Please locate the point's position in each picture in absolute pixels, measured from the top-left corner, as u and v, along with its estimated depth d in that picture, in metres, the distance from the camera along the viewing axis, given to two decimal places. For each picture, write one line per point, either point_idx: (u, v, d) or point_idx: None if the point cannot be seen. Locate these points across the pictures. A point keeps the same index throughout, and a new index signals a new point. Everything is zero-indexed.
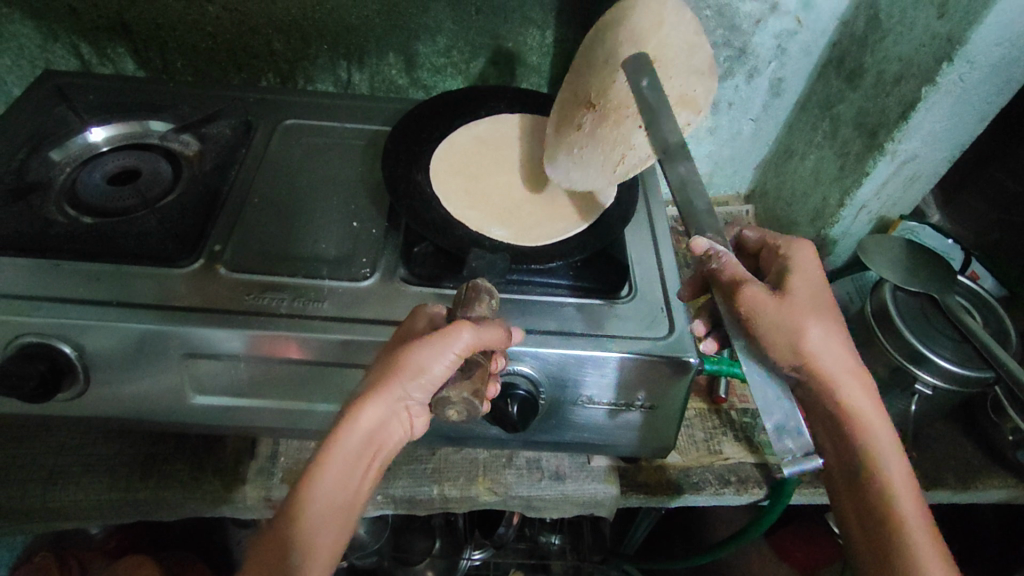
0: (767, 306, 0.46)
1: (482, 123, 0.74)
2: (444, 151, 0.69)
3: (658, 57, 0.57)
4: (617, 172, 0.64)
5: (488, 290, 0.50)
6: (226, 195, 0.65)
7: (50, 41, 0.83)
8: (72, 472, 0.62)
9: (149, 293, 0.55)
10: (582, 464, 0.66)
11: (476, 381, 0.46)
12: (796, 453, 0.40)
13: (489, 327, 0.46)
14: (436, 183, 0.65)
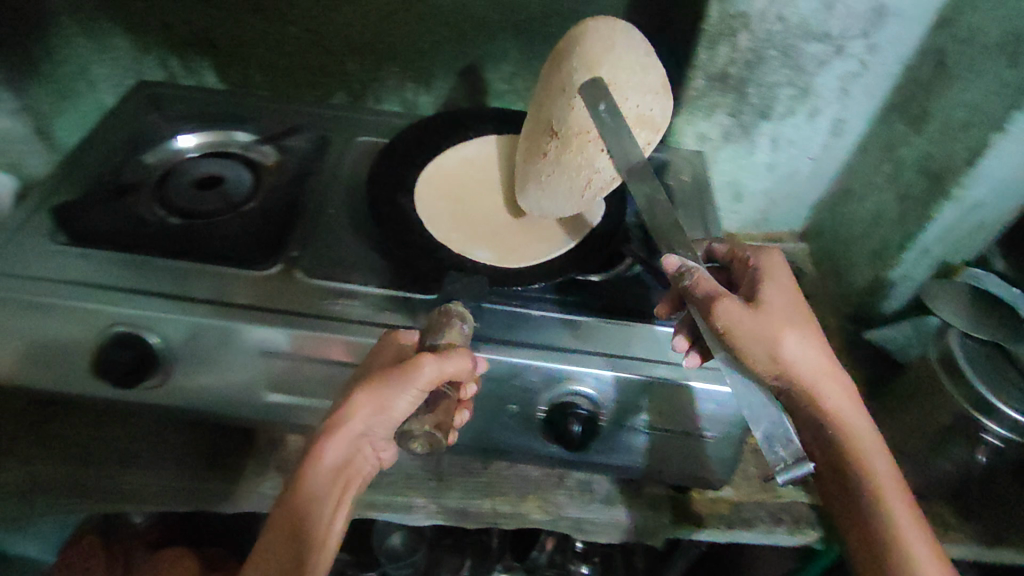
0: (745, 319, 0.49)
1: (471, 145, 0.74)
2: (429, 174, 0.70)
3: (613, 82, 0.58)
4: (584, 199, 0.62)
5: (460, 314, 0.54)
6: (303, 204, 0.68)
7: (142, 54, 0.88)
8: (141, 458, 0.65)
9: (232, 293, 0.58)
10: (633, 490, 0.67)
11: (439, 414, 0.49)
12: (788, 461, 0.46)
13: (453, 357, 0.50)
14: (422, 207, 0.66)
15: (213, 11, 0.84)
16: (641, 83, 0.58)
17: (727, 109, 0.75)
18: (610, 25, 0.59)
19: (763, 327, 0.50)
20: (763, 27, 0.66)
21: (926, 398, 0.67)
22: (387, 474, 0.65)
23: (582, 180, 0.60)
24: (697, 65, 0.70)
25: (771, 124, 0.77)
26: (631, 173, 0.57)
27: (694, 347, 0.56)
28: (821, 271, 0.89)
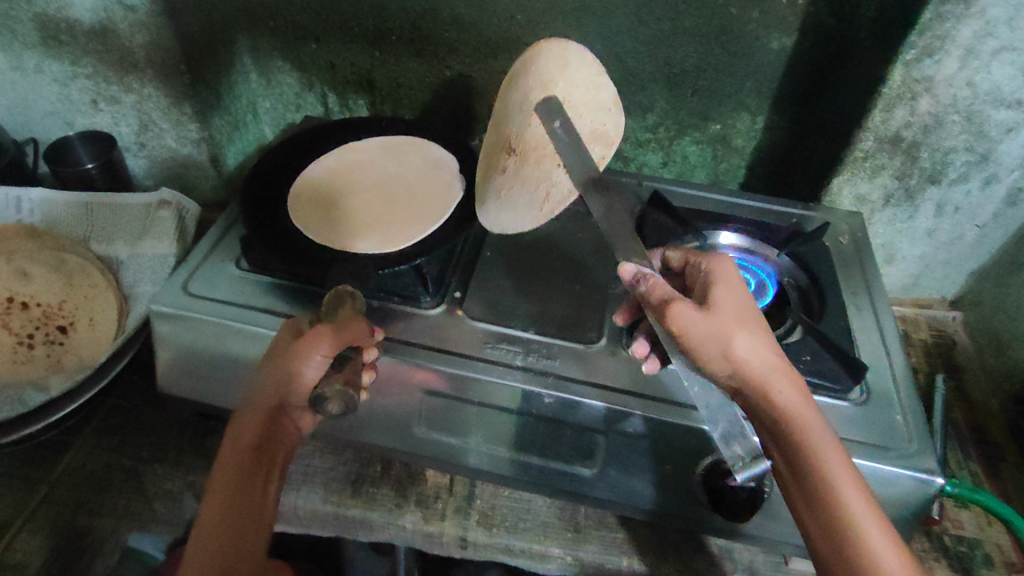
0: (688, 317, 0.48)
1: (332, 154, 0.77)
2: (300, 183, 0.73)
3: (568, 100, 0.66)
4: (544, 210, 0.70)
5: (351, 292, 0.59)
6: (462, 245, 0.70)
7: (306, 90, 0.95)
8: (292, 478, 0.67)
9: (403, 330, 0.61)
10: (777, 562, 0.63)
11: (346, 373, 0.53)
12: (744, 458, 0.50)
13: (348, 322, 0.56)
14: (296, 216, 0.68)
15: (377, 53, 0.89)
16: (588, 100, 0.67)
17: (894, 172, 0.73)
18: (564, 43, 0.66)
19: (715, 325, 0.48)
20: (948, 93, 0.65)
21: None
22: (524, 518, 0.65)
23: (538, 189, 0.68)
24: (869, 128, 0.69)
25: (939, 189, 0.74)
26: (588, 186, 0.57)
27: (654, 350, 0.59)
28: (975, 342, 0.84)
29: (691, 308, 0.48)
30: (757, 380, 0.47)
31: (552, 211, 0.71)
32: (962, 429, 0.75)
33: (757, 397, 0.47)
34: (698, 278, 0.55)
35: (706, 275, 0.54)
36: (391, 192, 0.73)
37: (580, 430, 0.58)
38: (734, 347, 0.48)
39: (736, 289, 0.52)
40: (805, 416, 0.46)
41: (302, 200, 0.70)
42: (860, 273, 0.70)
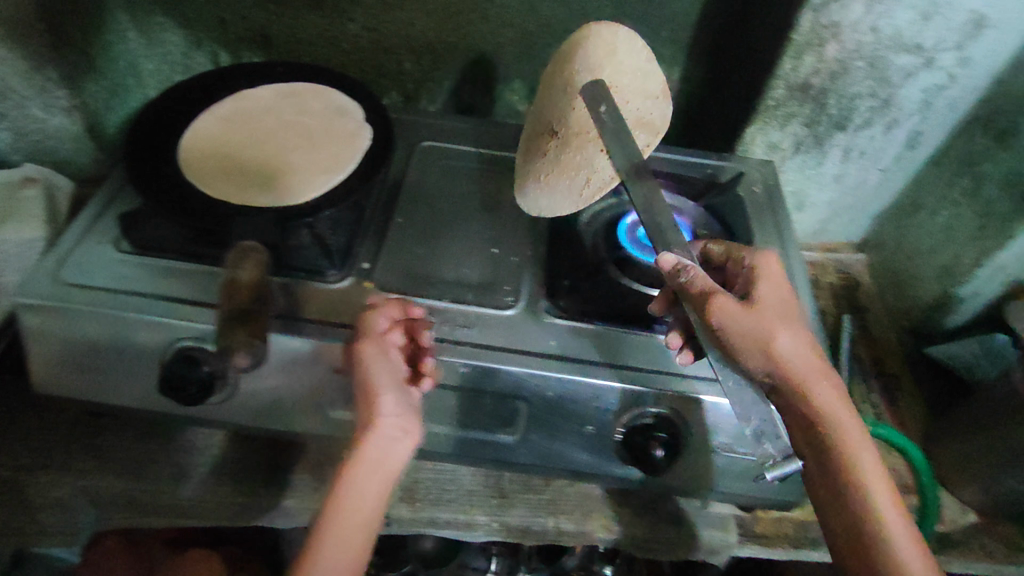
0: (737, 316, 0.47)
1: (224, 103, 0.70)
2: (191, 136, 0.66)
3: (614, 85, 0.62)
4: (583, 196, 0.65)
5: (256, 245, 0.50)
6: (369, 212, 0.66)
7: (194, 48, 0.86)
8: (199, 473, 0.64)
9: (309, 307, 0.57)
10: (697, 507, 0.66)
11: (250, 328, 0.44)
12: (777, 457, 0.48)
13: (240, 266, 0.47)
14: (187, 172, 0.63)
15: (270, 6, 0.81)
16: (638, 86, 0.64)
17: (803, 119, 0.73)
18: (613, 27, 0.63)
19: (761, 327, 0.48)
20: (854, 38, 0.64)
21: (1003, 423, 0.63)
22: (448, 489, 0.66)
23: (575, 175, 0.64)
24: (780, 76, 0.68)
25: (846, 135, 0.75)
26: (632, 173, 0.53)
27: (688, 343, 0.56)
28: (877, 282, 0.88)
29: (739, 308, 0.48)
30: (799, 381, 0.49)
31: (592, 198, 0.66)
32: (865, 365, 0.80)
33: (794, 396, 0.49)
34: (742, 273, 0.56)
35: (751, 273, 0.55)
36: (288, 142, 0.68)
37: (501, 398, 0.56)
38: (779, 351, 0.48)
39: (780, 289, 0.53)
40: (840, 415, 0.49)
41: (194, 153, 0.64)
42: (771, 218, 0.71)
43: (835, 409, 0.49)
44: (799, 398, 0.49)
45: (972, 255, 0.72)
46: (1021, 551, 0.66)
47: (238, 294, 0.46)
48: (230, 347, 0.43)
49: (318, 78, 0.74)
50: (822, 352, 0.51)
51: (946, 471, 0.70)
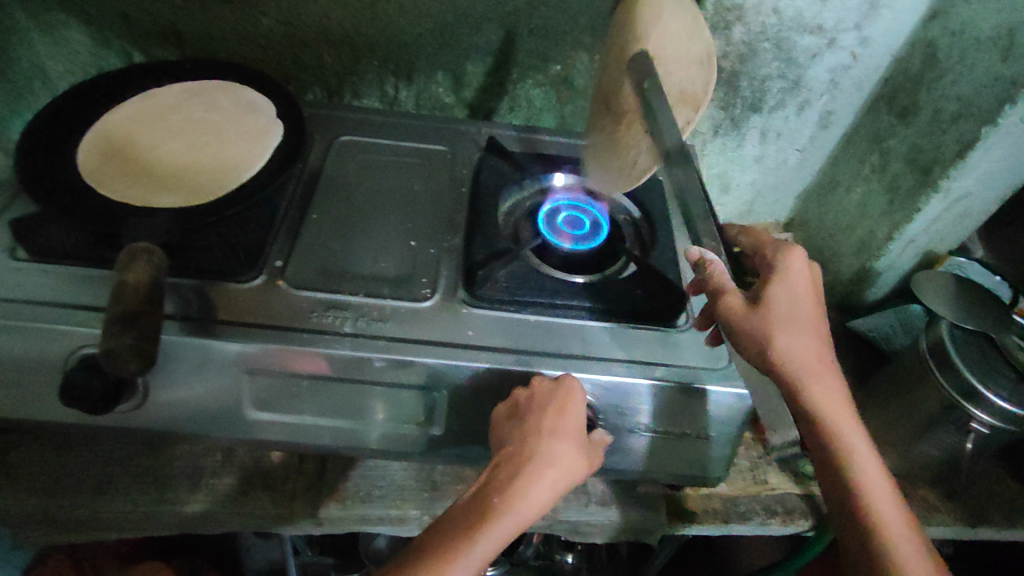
0: (735, 313, 0.50)
1: (128, 103, 0.68)
2: (91, 138, 0.63)
3: (658, 58, 0.66)
4: (628, 176, 0.68)
5: (149, 248, 0.48)
6: (283, 210, 0.65)
7: (104, 48, 0.83)
8: (118, 486, 0.62)
9: (218, 309, 0.55)
10: (627, 489, 0.67)
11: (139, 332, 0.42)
12: (732, 401, 0.55)
13: (130, 269, 0.45)
14: (86, 173, 0.60)
15: (180, 3, 0.79)
16: (682, 63, 0.64)
17: (719, 102, 0.75)
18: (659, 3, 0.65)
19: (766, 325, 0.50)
20: (757, 20, 0.66)
21: (910, 387, 0.66)
22: (379, 485, 0.65)
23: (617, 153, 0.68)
24: None
25: (761, 117, 0.77)
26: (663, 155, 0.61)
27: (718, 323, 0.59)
28: None
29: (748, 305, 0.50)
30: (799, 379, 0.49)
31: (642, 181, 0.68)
32: None
33: (790, 399, 0.50)
34: (763, 267, 0.55)
35: (768, 267, 0.54)
36: (195, 142, 0.66)
37: (420, 390, 0.56)
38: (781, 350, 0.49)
39: (795, 286, 0.52)
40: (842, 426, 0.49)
41: (94, 154, 0.62)
42: (689, 200, 0.72)
43: (835, 412, 0.49)
44: (797, 399, 0.49)
45: (885, 228, 0.74)
46: (939, 512, 0.68)
47: (125, 293, 0.44)
48: (110, 351, 0.41)
49: (232, 76, 0.73)
50: (830, 354, 0.50)
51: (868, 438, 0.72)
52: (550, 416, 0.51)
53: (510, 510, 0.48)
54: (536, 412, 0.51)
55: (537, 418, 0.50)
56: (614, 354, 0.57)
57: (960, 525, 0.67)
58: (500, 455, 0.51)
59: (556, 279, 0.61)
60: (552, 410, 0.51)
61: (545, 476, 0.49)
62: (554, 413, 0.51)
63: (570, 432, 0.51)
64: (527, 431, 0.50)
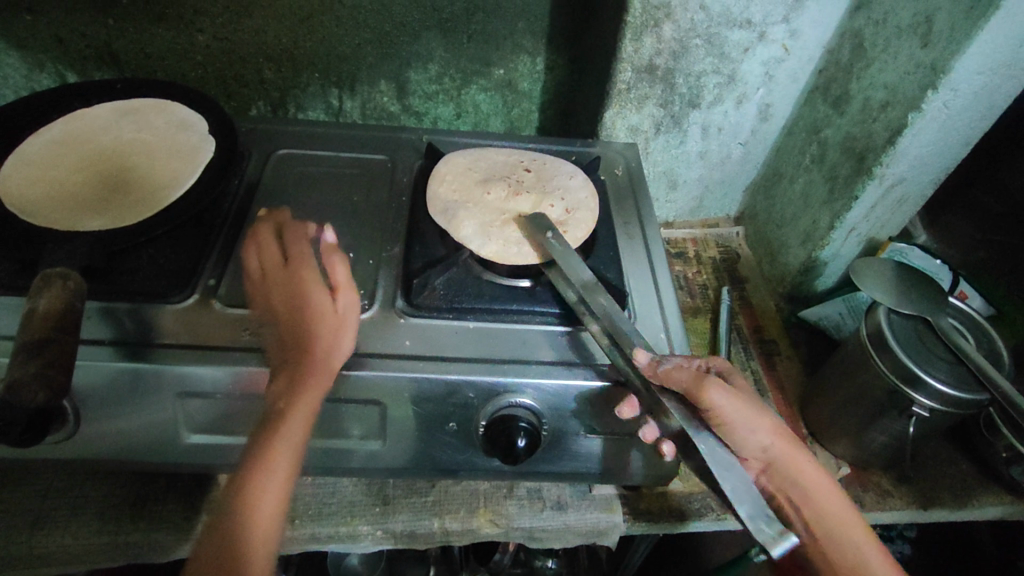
0: (734, 405, 0.49)
1: (55, 126, 0.67)
2: (13, 164, 0.62)
3: (489, 205, 0.65)
4: (572, 227, 0.63)
5: (64, 272, 0.48)
6: (218, 228, 0.64)
7: (35, 71, 0.81)
8: (57, 517, 0.60)
9: (149, 332, 0.54)
10: (583, 492, 0.67)
11: (48, 357, 0.42)
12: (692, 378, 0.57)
13: (38, 299, 0.45)
14: (8, 201, 0.58)
15: (109, 20, 0.77)
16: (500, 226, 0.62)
17: (657, 100, 0.76)
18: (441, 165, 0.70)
19: (748, 417, 0.50)
20: (686, 17, 0.68)
21: (856, 373, 0.66)
22: (329, 502, 0.64)
23: (561, 203, 0.66)
24: (624, 59, 0.71)
25: (701, 113, 0.79)
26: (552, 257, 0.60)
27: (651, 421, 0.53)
28: (754, 251, 0.92)
29: (736, 402, 0.49)
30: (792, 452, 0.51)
31: (577, 233, 0.63)
32: (745, 333, 0.83)
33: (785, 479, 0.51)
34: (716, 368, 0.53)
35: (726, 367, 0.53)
36: (124, 163, 0.65)
37: (359, 403, 0.53)
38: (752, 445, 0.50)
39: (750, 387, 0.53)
40: (824, 490, 0.51)
41: (17, 180, 0.60)
42: (631, 196, 0.73)
43: (815, 484, 0.51)
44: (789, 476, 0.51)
45: (826, 217, 0.75)
46: (891, 496, 0.69)
47: (33, 322, 0.43)
48: (19, 381, 0.40)
49: (165, 95, 0.72)
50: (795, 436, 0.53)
51: (821, 428, 0.71)
52: (300, 259, 0.54)
53: (323, 333, 0.51)
54: (293, 263, 0.54)
55: (298, 264, 0.54)
56: (556, 357, 0.56)
57: (912, 508, 0.68)
58: (272, 296, 0.53)
59: (496, 285, 0.61)
60: (299, 254, 0.55)
61: (322, 311, 0.52)
62: (305, 262, 0.54)
63: (330, 302, 0.53)
64: (285, 276, 0.54)
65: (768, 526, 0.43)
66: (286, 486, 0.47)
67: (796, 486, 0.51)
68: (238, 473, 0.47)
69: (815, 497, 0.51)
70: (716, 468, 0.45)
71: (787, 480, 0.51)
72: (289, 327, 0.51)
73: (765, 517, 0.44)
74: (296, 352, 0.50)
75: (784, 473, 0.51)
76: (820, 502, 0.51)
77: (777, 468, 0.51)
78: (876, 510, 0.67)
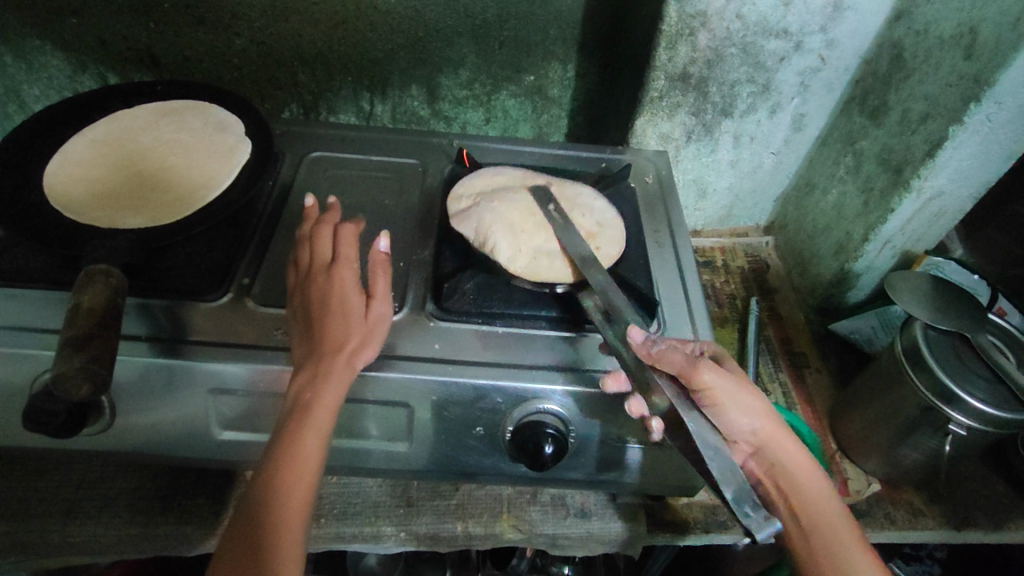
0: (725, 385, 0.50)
1: (99, 125, 0.69)
2: (58, 162, 0.63)
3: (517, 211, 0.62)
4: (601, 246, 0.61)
5: (106, 269, 0.49)
6: (251, 228, 0.65)
7: (79, 72, 0.83)
8: (89, 509, 0.61)
9: (185, 330, 0.55)
10: (607, 501, 0.66)
11: (90, 352, 0.43)
12: None
13: (81, 294, 0.46)
14: (53, 198, 0.60)
15: (151, 23, 0.79)
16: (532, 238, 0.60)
17: (689, 108, 0.76)
18: (470, 175, 0.69)
19: (736, 396, 0.51)
20: (722, 26, 0.68)
21: (889, 390, 0.65)
22: (353, 502, 0.64)
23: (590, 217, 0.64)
24: (657, 67, 0.71)
25: (733, 122, 0.78)
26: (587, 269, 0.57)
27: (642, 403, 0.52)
28: (784, 262, 0.91)
29: (726, 383, 0.50)
30: (778, 438, 0.52)
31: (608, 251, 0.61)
32: (773, 345, 0.82)
33: (769, 461, 0.53)
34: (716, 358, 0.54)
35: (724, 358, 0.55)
36: (163, 163, 0.66)
37: (387, 404, 0.54)
38: (738, 421, 0.52)
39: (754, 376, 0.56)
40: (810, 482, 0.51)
41: (63, 178, 0.62)
42: (660, 203, 0.72)
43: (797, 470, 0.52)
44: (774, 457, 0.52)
45: (860, 229, 0.74)
46: (923, 515, 0.67)
47: (77, 318, 0.44)
48: (63, 374, 0.41)
49: (203, 97, 0.74)
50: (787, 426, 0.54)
51: (852, 444, 0.70)
52: (345, 263, 0.54)
53: (351, 336, 0.51)
54: (333, 265, 0.54)
55: (335, 267, 0.54)
56: (581, 364, 0.56)
57: (945, 528, 0.66)
58: (307, 293, 0.53)
59: (525, 291, 0.60)
60: (346, 258, 0.55)
61: (356, 318, 0.52)
62: (349, 267, 0.54)
63: (361, 309, 0.53)
64: (323, 278, 0.53)
65: (752, 510, 0.41)
66: (311, 479, 0.47)
67: (778, 465, 0.52)
68: (266, 464, 0.47)
69: (798, 480, 0.51)
70: (704, 446, 0.43)
71: (774, 465, 0.52)
72: (317, 325, 0.51)
73: (750, 500, 0.42)
74: (323, 348, 0.50)
75: (771, 458, 0.52)
76: (801, 484, 0.51)
77: (763, 451, 0.52)
78: (907, 529, 0.66)
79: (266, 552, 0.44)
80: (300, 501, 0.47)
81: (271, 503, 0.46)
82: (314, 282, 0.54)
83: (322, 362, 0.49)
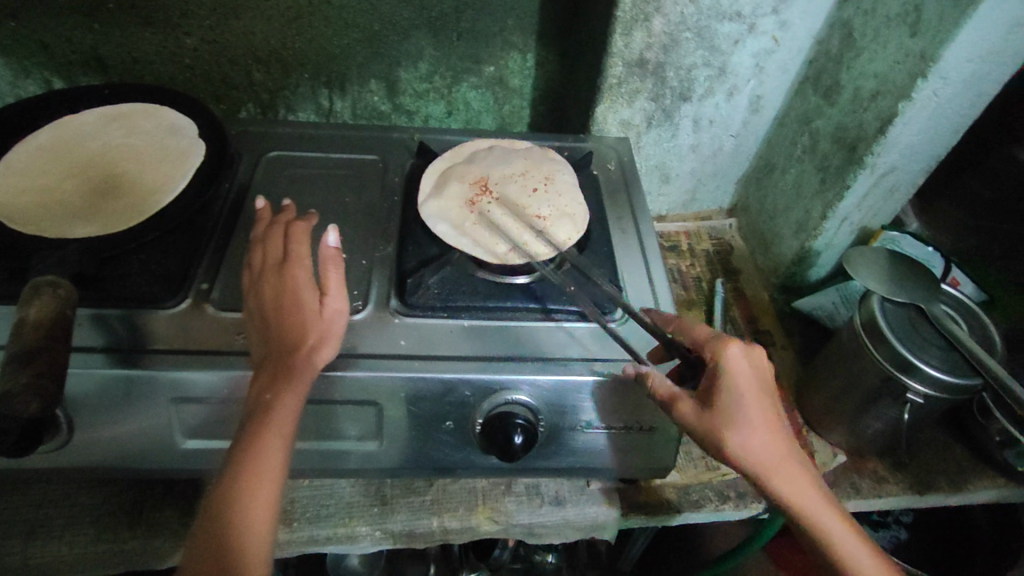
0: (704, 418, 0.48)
1: (43, 133, 0.66)
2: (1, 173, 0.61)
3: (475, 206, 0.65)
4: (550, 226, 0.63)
5: (54, 280, 0.47)
6: (209, 230, 0.63)
7: (21, 77, 0.80)
8: (51, 529, 0.59)
9: (143, 338, 0.54)
10: (581, 487, 0.67)
11: (39, 366, 0.42)
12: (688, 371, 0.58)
13: (28, 307, 0.45)
14: None
15: (95, 24, 0.76)
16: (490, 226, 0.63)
17: (648, 94, 0.76)
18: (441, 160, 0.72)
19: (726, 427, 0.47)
20: (675, 10, 0.68)
21: (849, 364, 0.66)
22: (327, 504, 0.64)
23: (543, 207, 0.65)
24: (614, 53, 0.71)
25: (692, 105, 0.79)
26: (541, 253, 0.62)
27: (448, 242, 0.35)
28: (747, 242, 0.93)
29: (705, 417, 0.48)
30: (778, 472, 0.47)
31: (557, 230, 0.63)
32: (740, 324, 0.83)
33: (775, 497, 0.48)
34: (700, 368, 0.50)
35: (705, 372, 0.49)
36: (114, 169, 0.65)
37: (354, 404, 0.53)
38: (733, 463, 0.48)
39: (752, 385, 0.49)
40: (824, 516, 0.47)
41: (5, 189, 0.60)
42: (622, 189, 0.73)
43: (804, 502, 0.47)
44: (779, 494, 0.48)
45: (819, 208, 0.75)
46: (887, 483, 0.69)
47: (23, 332, 0.43)
48: (10, 391, 0.40)
49: (153, 99, 0.72)
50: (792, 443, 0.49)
51: (817, 416, 0.72)
52: (298, 260, 0.53)
53: (310, 333, 0.50)
54: (287, 263, 0.53)
55: (289, 265, 0.53)
56: (548, 353, 0.56)
57: (908, 493, 0.69)
58: (261, 292, 0.52)
59: (490, 283, 0.61)
60: (300, 256, 0.54)
61: (315, 314, 0.51)
62: (305, 264, 0.53)
63: (319, 307, 0.52)
64: (276, 277, 0.52)
65: None
66: (278, 478, 0.47)
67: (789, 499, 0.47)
68: (228, 464, 0.46)
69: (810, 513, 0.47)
70: None
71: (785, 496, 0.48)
72: (275, 327, 0.51)
73: None
74: (283, 347, 0.50)
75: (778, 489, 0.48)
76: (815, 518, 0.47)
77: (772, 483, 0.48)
78: (871, 497, 0.68)
79: (237, 554, 0.44)
80: (265, 501, 0.46)
81: (237, 507, 0.45)
82: (269, 280, 0.53)
83: (281, 361, 0.49)
